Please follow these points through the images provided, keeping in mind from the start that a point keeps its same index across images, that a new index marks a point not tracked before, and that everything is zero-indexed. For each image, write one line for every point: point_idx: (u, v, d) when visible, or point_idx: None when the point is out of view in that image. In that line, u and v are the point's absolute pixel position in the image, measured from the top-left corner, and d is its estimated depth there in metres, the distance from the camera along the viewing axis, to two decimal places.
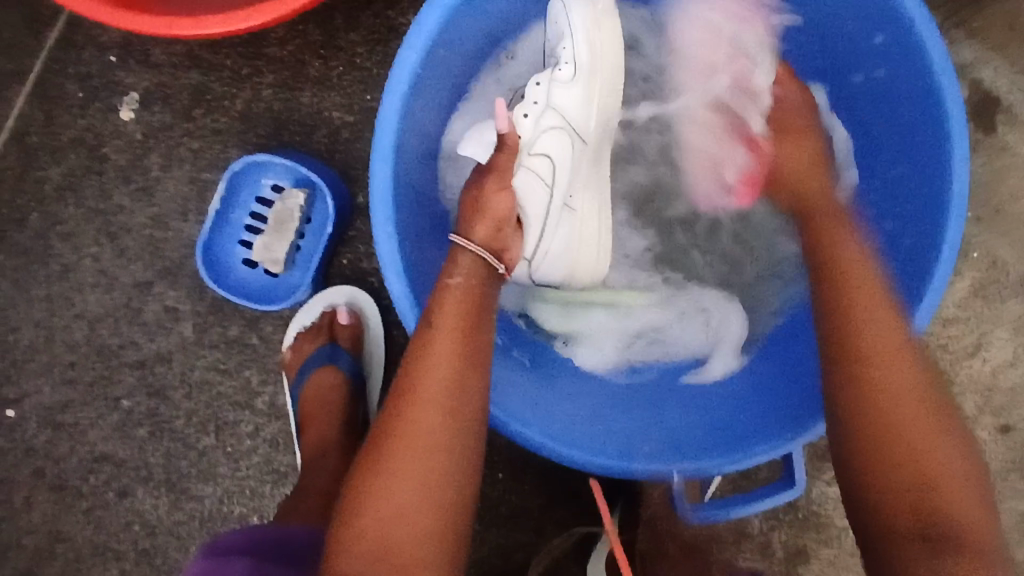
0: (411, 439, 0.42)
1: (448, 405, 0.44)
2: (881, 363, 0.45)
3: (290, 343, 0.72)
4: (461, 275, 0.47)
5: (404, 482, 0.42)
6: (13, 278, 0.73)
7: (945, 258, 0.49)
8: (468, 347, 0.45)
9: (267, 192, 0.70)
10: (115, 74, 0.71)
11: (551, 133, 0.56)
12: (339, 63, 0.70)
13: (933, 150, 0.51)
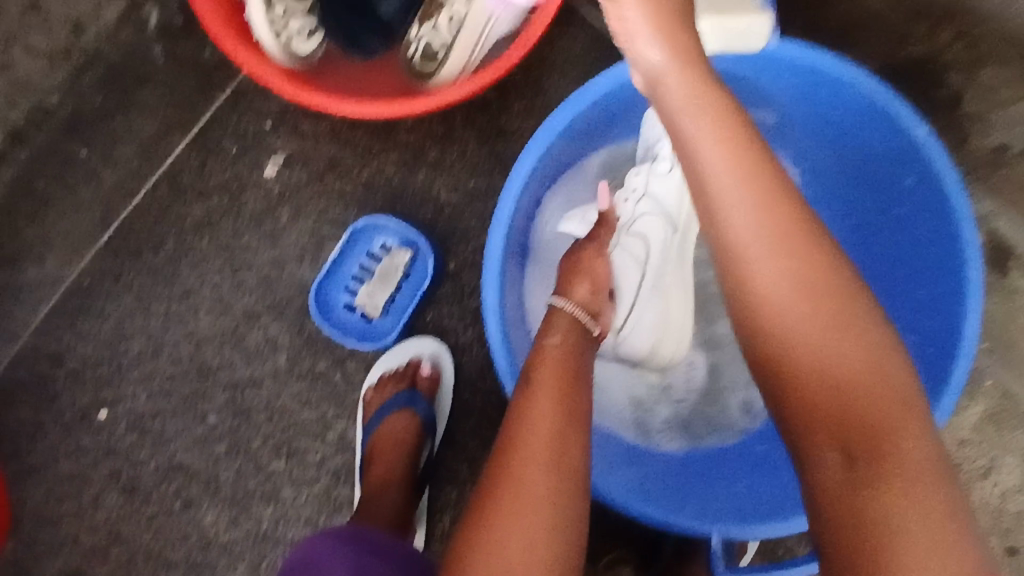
0: (525, 482, 0.48)
1: (556, 449, 0.49)
2: (805, 356, 0.41)
3: (372, 383, 0.81)
4: (556, 336, 0.57)
5: (515, 529, 0.46)
6: (138, 293, 0.83)
7: (962, 364, 0.60)
8: (564, 406, 0.51)
9: (376, 249, 0.81)
10: (268, 138, 0.84)
11: (646, 217, 0.74)
12: (454, 153, 0.84)
13: (953, 277, 0.63)
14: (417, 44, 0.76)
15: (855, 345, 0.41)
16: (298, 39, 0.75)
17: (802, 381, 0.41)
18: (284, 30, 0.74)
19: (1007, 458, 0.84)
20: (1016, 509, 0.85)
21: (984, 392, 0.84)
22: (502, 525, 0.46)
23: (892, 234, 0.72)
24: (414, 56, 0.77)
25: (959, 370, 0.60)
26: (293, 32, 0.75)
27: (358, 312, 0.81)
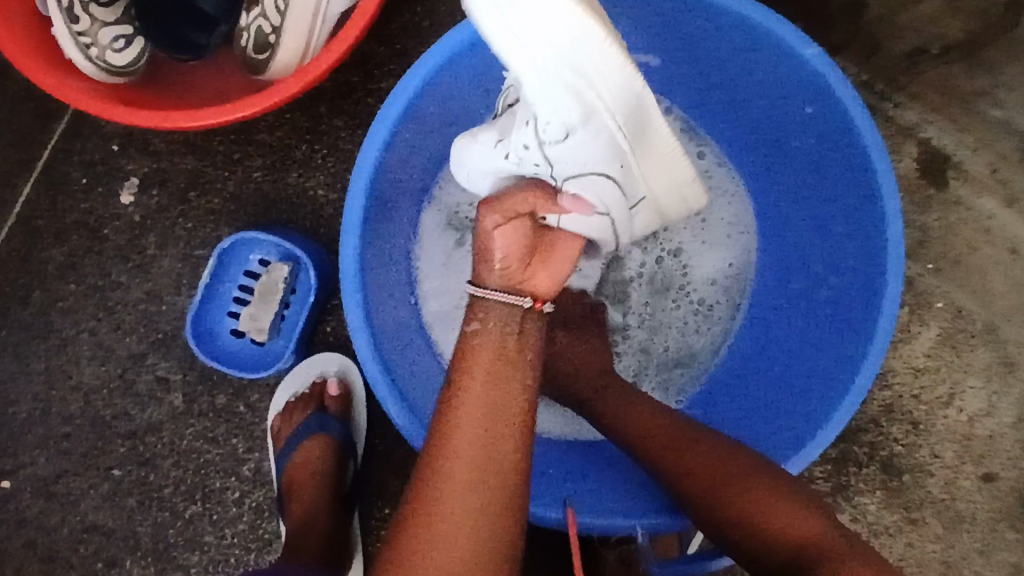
0: (443, 506, 0.43)
1: (480, 468, 0.45)
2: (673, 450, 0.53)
3: (278, 412, 0.75)
4: (478, 321, 0.50)
5: (462, 531, 0.43)
6: (14, 353, 0.77)
7: (887, 308, 0.56)
8: (501, 390, 0.47)
9: (254, 266, 0.74)
10: (117, 161, 0.76)
11: (576, 180, 0.50)
12: (323, 146, 0.75)
13: (868, 207, 0.58)
14: (249, 31, 0.67)
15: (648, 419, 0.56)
16: (115, 49, 0.66)
17: (681, 454, 0.53)
18: (94, 42, 0.65)
19: (968, 381, 0.79)
20: (986, 433, 0.79)
21: (935, 312, 0.78)
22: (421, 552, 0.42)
23: (798, 177, 0.67)
24: (248, 46, 0.68)
25: (885, 314, 0.56)
26: (106, 44, 0.65)
27: (246, 337, 0.74)
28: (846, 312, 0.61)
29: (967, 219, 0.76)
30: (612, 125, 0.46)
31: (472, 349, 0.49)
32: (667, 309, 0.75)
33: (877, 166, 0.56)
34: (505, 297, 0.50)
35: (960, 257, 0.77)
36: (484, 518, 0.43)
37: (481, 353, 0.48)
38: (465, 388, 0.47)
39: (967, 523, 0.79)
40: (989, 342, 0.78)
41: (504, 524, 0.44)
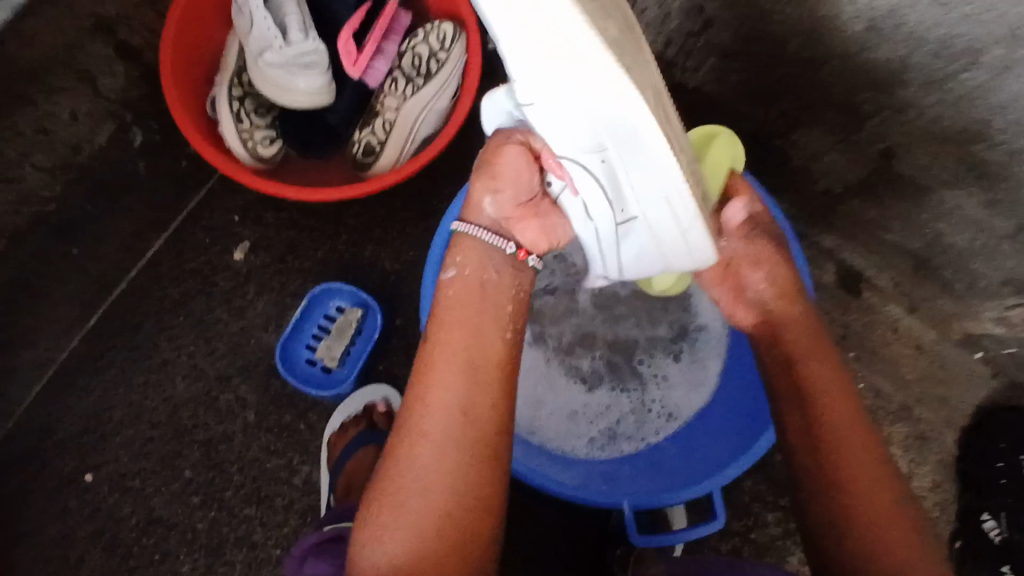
0: (421, 462, 0.59)
1: (453, 432, 0.60)
2: (841, 449, 0.63)
3: (334, 429, 0.91)
4: (455, 268, 0.67)
5: (426, 464, 0.59)
6: (120, 367, 0.94)
7: None
8: (466, 354, 0.63)
9: (332, 312, 0.94)
10: (235, 228, 0.97)
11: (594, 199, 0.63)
12: (394, 232, 0.98)
13: None
14: (361, 142, 0.93)
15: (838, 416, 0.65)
16: (263, 144, 0.92)
17: (843, 453, 0.63)
18: (251, 139, 0.91)
19: (890, 450, 1.01)
20: (909, 494, 1.01)
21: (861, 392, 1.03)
22: (402, 501, 0.58)
23: None
24: (358, 152, 0.94)
25: None
26: (258, 140, 0.91)
27: (318, 365, 0.92)
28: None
29: (878, 321, 1.01)
30: (598, 182, 0.59)
31: (450, 303, 0.65)
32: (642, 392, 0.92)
33: (798, 261, 0.79)
34: (492, 238, 0.68)
35: (874, 350, 1.02)
36: (453, 472, 0.59)
37: (454, 307, 0.65)
38: (441, 346, 0.63)
39: None
40: (900, 418, 1.02)
41: (471, 474, 0.59)
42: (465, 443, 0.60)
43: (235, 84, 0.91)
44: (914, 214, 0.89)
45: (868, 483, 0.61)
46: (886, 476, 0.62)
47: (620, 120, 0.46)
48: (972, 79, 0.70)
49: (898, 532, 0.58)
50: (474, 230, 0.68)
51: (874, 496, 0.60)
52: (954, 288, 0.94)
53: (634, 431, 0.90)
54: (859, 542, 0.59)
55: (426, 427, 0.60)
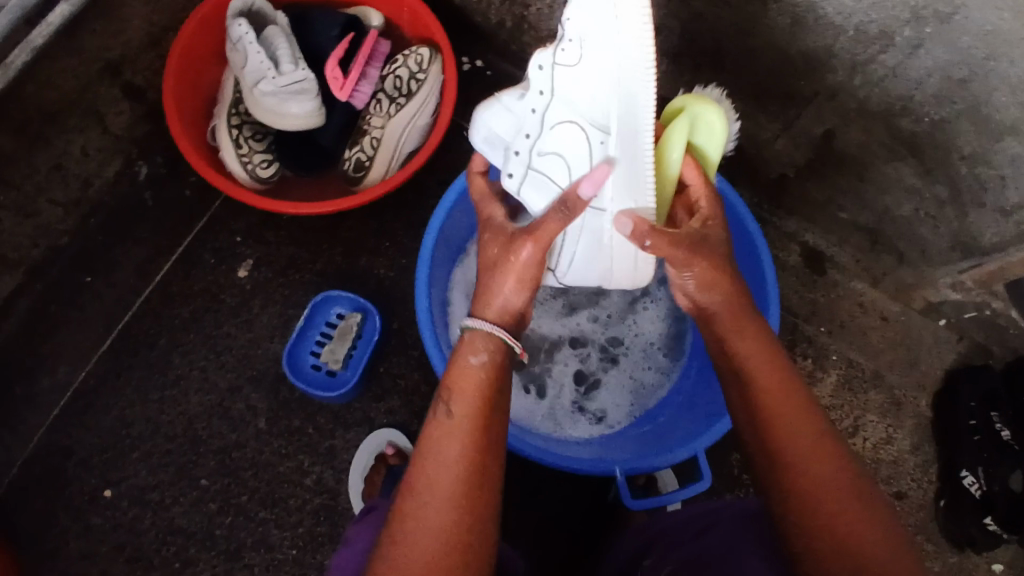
0: (415, 539, 0.51)
1: (453, 505, 0.52)
2: (810, 456, 0.56)
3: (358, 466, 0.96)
4: (478, 355, 0.59)
5: (421, 563, 0.51)
6: (136, 385, 1.00)
7: (773, 319, 0.84)
8: (478, 438, 0.55)
9: (334, 318, 1.00)
10: (239, 248, 1.04)
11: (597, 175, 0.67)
12: (387, 241, 1.05)
13: (754, 259, 0.89)
14: (351, 159, 1.01)
15: (802, 417, 0.58)
16: (261, 167, 0.99)
17: (812, 460, 0.56)
18: (249, 162, 0.98)
19: (867, 416, 1.06)
20: (890, 457, 1.05)
21: (832, 363, 1.07)
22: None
23: None
24: (349, 168, 1.02)
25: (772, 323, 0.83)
26: (257, 163, 0.99)
27: (323, 369, 0.98)
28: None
29: (843, 296, 1.08)
30: (602, 148, 0.65)
31: (461, 381, 0.58)
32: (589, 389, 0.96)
33: (754, 231, 0.86)
34: (503, 335, 0.60)
35: (844, 322, 1.08)
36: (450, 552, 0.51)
37: (467, 385, 0.58)
38: (446, 423, 0.56)
39: None
40: (875, 386, 1.07)
41: (476, 551, 0.52)
42: (468, 506, 0.53)
43: (233, 113, 0.99)
44: (861, 189, 0.98)
45: (797, 434, 0.57)
46: (815, 423, 0.58)
47: (624, 69, 0.62)
48: (891, 59, 0.80)
49: (824, 473, 0.55)
50: (489, 326, 0.60)
51: (803, 445, 0.56)
52: (909, 258, 1.03)
53: (608, 413, 0.94)
54: (787, 493, 0.56)
55: (420, 497, 0.53)
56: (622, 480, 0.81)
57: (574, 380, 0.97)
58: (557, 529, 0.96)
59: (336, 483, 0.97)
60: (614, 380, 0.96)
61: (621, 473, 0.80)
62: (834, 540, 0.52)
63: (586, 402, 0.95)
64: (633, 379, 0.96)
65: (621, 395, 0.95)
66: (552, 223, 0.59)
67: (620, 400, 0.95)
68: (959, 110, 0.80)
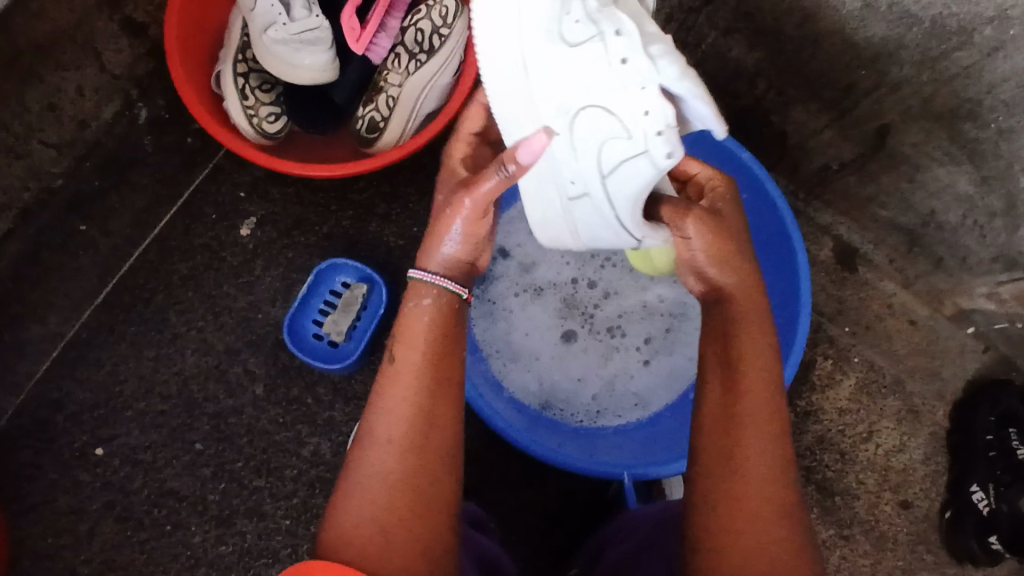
0: (368, 472, 0.53)
1: (408, 439, 0.53)
2: (742, 461, 0.54)
3: None
4: (429, 297, 0.57)
5: (373, 494, 0.52)
6: (131, 342, 0.96)
7: (801, 333, 0.79)
8: (430, 375, 0.54)
9: (338, 286, 0.96)
10: (242, 205, 0.99)
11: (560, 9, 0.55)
12: (398, 207, 0.99)
13: (787, 261, 0.83)
14: (363, 118, 0.93)
15: (765, 419, 0.55)
16: (268, 121, 0.92)
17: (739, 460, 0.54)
18: (256, 116, 0.91)
19: (882, 422, 1.01)
20: (900, 466, 1.01)
21: (853, 366, 1.02)
22: (351, 512, 0.52)
23: None
24: (360, 128, 0.94)
25: (799, 337, 0.79)
26: (263, 117, 0.92)
27: (325, 339, 0.94)
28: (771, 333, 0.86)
29: (874, 295, 1.02)
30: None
31: (416, 315, 0.56)
32: (618, 373, 0.95)
33: (791, 233, 0.80)
34: (454, 286, 0.58)
35: (870, 323, 1.02)
36: (397, 482, 0.52)
37: (416, 321, 0.56)
38: (397, 361, 0.55)
39: (890, 542, 1.00)
40: (895, 391, 1.01)
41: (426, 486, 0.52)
42: (419, 440, 0.53)
43: (240, 60, 0.91)
44: (909, 191, 0.91)
45: (750, 465, 0.54)
46: (779, 428, 0.55)
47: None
48: (966, 58, 0.73)
49: (766, 478, 0.54)
50: (434, 278, 0.57)
51: (754, 476, 0.54)
52: (947, 264, 0.96)
53: (599, 400, 0.94)
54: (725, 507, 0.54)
55: (373, 434, 0.54)
56: (629, 484, 0.79)
57: (590, 341, 0.97)
58: (552, 516, 0.94)
59: (333, 456, 0.94)
60: (647, 373, 0.95)
61: (626, 478, 0.78)
62: (739, 537, 0.53)
63: (618, 391, 0.95)
64: (642, 383, 0.95)
65: (623, 389, 0.95)
66: (490, 183, 0.55)
67: (647, 393, 0.94)
68: None
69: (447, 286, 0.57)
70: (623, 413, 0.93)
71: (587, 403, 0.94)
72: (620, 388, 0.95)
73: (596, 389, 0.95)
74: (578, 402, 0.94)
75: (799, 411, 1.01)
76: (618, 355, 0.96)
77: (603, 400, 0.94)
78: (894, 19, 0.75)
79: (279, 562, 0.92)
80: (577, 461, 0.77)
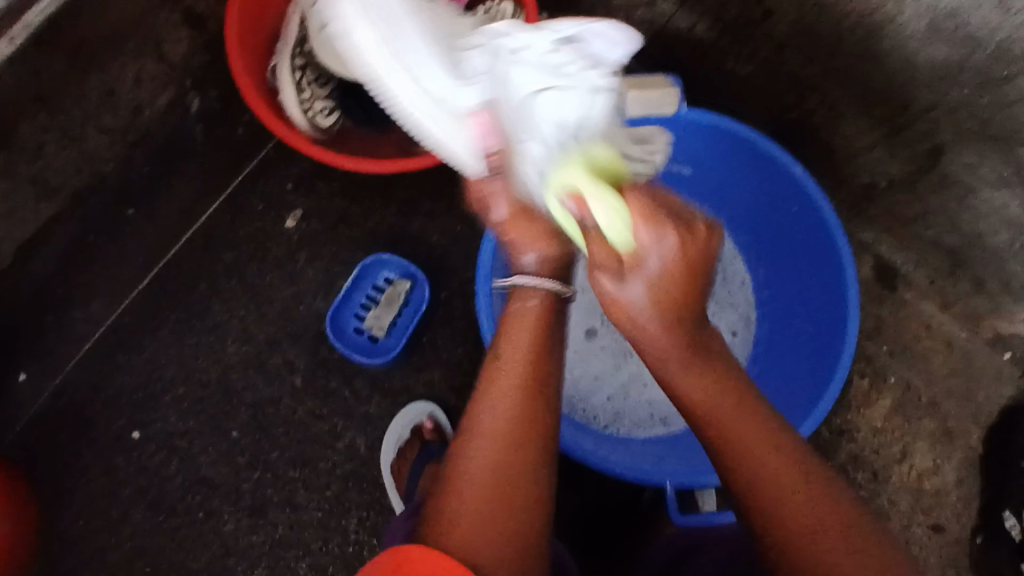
0: (474, 455, 0.55)
1: (511, 424, 0.56)
2: (793, 510, 0.53)
3: (394, 437, 0.93)
4: (535, 298, 0.64)
5: (480, 475, 0.54)
6: (173, 328, 0.97)
7: (849, 348, 0.79)
8: (537, 363, 0.59)
9: (382, 282, 0.96)
10: (289, 197, 1.00)
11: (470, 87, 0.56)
12: (443, 206, 1.00)
13: (835, 277, 0.84)
14: None
15: (782, 470, 0.55)
16: (322, 115, 0.93)
17: (791, 505, 0.53)
18: (311, 110, 0.92)
19: (916, 443, 1.01)
20: (933, 488, 1.00)
21: (890, 385, 1.01)
22: (455, 496, 0.53)
23: (781, 256, 0.94)
24: None
25: (847, 353, 0.79)
26: (318, 111, 0.93)
27: (366, 334, 0.95)
28: (818, 347, 0.86)
29: (913, 316, 1.01)
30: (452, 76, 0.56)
31: (524, 311, 0.63)
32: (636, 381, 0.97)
33: (842, 249, 0.80)
34: (553, 284, 0.64)
35: (908, 343, 1.01)
36: (507, 465, 0.54)
37: (520, 323, 0.62)
38: (506, 356, 0.60)
39: (920, 565, 0.99)
40: (930, 413, 1.01)
41: (530, 467, 0.55)
42: (524, 424, 0.56)
43: (297, 53, 0.92)
44: (957, 210, 0.91)
45: (765, 456, 0.56)
46: (797, 469, 0.55)
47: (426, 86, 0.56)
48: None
49: (816, 523, 0.52)
50: (537, 282, 0.64)
51: (776, 473, 0.55)
52: (989, 287, 0.96)
53: (615, 405, 0.96)
54: (771, 514, 0.54)
55: (481, 418, 0.56)
56: (671, 493, 0.79)
57: (616, 344, 0.98)
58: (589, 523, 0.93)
59: (368, 450, 0.95)
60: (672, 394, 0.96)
61: (669, 486, 0.78)
62: None
63: (634, 399, 0.96)
64: (657, 395, 0.95)
65: (637, 398, 0.96)
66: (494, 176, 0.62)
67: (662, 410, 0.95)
68: None
69: (548, 287, 0.64)
70: (638, 425, 0.94)
71: (601, 405, 0.95)
72: (637, 397, 0.96)
73: (610, 392, 0.96)
74: (591, 400, 0.95)
75: (834, 429, 1.01)
76: (634, 362, 0.97)
77: (618, 404, 0.95)
78: (958, 41, 0.75)
79: (310, 555, 0.92)
80: (620, 465, 0.78)
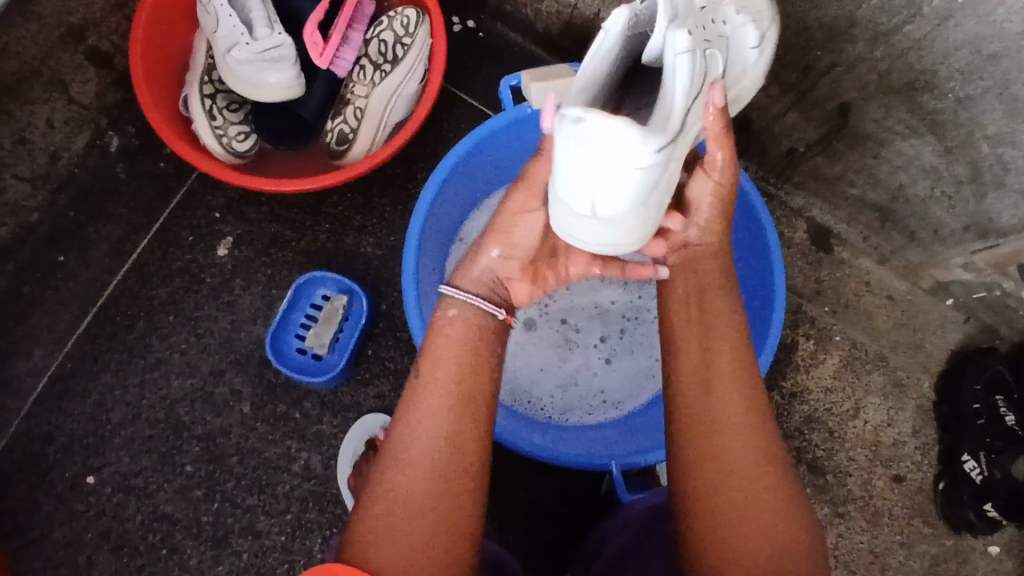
0: (392, 479, 0.55)
1: (439, 450, 0.55)
2: (739, 475, 0.55)
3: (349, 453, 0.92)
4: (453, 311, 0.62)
5: (395, 503, 0.54)
6: (116, 369, 0.96)
7: (778, 309, 0.80)
8: (460, 386, 0.58)
9: (319, 299, 0.96)
10: (218, 226, 0.99)
11: None
12: (373, 218, 1.00)
13: (758, 240, 0.84)
14: (333, 130, 0.95)
15: (742, 442, 0.56)
16: (237, 140, 0.93)
17: (727, 472, 0.55)
18: (224, 135, 0.92)
19: (869, 398, 1.01)
20: (890, 440, 1.01)
21: (835, 344, 1.02)
22: (376, 520, 0.53)
23: None
24: (331, 141, 0.95)
25: (777, 312, 0.79)
26: (232, 136, 0.93)
27: (309, 353, 0.95)
28: (752, 312, 0.86)
29: (852, 275, 1.03)
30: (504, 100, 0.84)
31: (447, 326, 0.61)
32: (581, 367, 0.96)
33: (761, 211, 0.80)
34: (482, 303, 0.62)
35: (848, 302, 1.02)
36: (436, 494, 0.54)
37: (446, 341, 0.60)
38: (428, 376, 0.59)
39: (886, 517, 0.99)
40: (880, 367, 1.02)
41: (455, 497, 0.55)
42: (453, 451, 0.56)
43: (206, 82, 0.93)
44: (874, 165, 0.92)
45: (732, 432, 0.56)
46: (758, 446, 0.56)
47: None
48: (917, 31, 0.73)
49: (755, 487, 0.55)
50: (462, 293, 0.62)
51: (739, 443, 0.56)
52: (920, 237, 0.97)
53: (562, 395, 0.95)
54: (711, 480, 0.56)
55: (401, 444, 0.56)
56: (618, 474, 0.79)
57: (555, 333, 0.97)
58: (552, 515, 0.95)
59: (325, 469, 0.95)
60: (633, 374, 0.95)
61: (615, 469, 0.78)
62: (737, 549, 0.53)
63: (587, 385, 0.95)
64: (607, 381, 0.95)
65: (587, 385, 0.95)
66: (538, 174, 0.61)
67: (614, 392, 0.94)
68: (986, 87, 0.74)
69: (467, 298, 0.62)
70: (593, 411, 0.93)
71: (548, 395, 0.95)
72: (585, 383, 0.95)
73: (556, 382, 0.95)
74: (537, 391, 0.95)
75: (786, 393, 1.01)
76: (576, 353, 0.96)
77: (566, 391, 0.95)
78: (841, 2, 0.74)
79: None
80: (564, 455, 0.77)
